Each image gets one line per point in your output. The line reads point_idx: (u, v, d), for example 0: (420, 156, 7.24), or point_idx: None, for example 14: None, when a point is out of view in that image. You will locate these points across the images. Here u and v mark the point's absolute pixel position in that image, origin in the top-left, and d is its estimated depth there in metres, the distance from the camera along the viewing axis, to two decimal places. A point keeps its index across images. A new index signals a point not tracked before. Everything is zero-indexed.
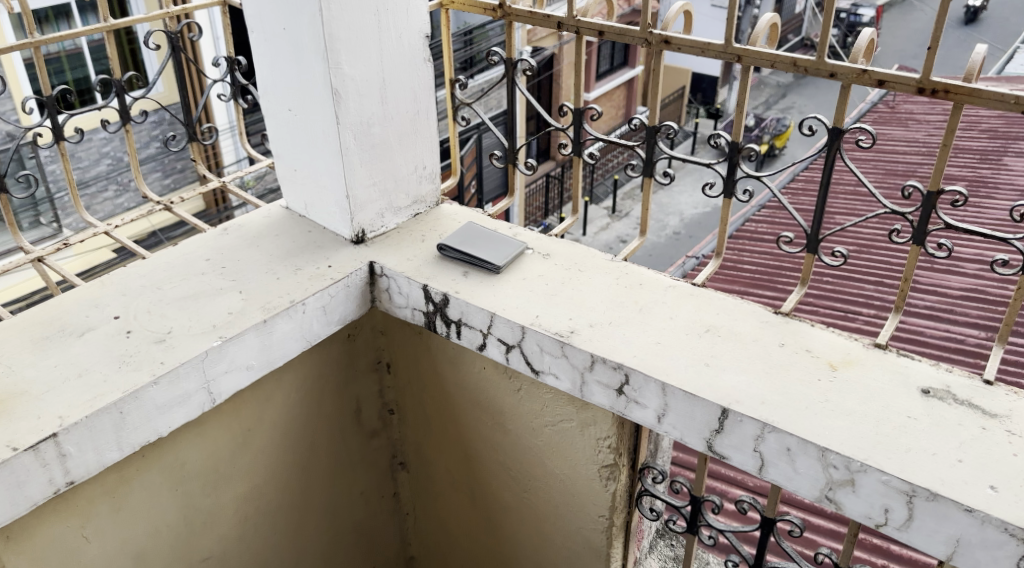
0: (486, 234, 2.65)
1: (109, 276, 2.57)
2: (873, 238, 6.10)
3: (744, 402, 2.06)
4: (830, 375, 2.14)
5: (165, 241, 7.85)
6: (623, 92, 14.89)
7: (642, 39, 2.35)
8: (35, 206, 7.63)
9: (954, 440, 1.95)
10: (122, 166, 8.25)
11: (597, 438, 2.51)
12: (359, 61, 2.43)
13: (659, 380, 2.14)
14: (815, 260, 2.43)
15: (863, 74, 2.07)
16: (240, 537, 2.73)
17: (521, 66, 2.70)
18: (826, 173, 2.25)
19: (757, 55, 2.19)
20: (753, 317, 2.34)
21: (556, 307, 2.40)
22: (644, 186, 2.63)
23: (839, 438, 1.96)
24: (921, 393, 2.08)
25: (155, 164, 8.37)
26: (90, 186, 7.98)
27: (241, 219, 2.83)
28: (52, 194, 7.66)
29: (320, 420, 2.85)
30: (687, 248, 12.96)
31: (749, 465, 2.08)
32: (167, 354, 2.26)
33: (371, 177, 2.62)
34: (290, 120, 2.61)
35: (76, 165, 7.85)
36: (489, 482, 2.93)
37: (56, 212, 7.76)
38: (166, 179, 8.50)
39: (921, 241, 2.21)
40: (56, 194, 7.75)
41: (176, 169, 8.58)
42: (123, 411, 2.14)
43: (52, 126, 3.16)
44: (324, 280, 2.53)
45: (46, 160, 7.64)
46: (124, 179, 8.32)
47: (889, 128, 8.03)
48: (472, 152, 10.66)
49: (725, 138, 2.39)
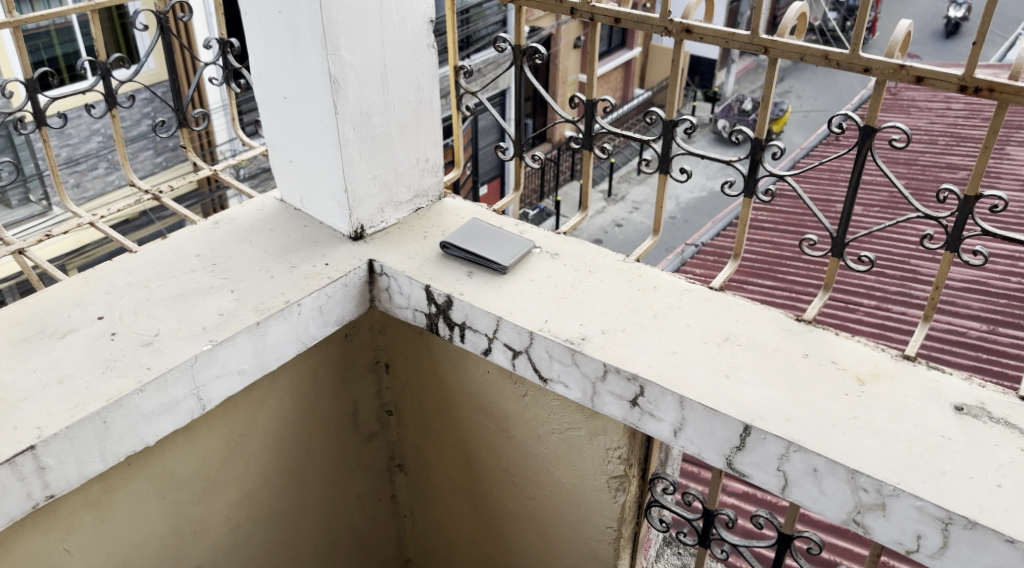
0: (490, 232, 2.52)
1: (94, 271, 2.43)
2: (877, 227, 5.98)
3: (768, 418, 1.94)
4: (857, 389, 2.02)
5: (156, 222, 7.69)
6: (621, 74, 14.70)
7: (661, 27, 2.21)
8: (25, 184, 7.44)
9: (992, 463, 1.84)
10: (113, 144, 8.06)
11: (607, 448, 2.39)
12: (359, 47, 2.29)
13: (677, 393, 2.02)
14: (839, 265, 2.30)
15: (900, 70, 1.95)
16: (231, 545, 2.61)
17: (531, 53, 2.55)
18: (855, 174, 2.12)
19: (785, 47, 2.05)
20: (774, 325, 2.21)
21: (566, 311, 2.27)
22: (658, 183, 2.49)
23: (870, 459, 1.84)
24: (954, 411, 1.96)
25: (147, 142, 8.18)
26: (81, 164, 7.81)
27: (232, 212, 2.69)
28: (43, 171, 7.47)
29: (316, 424, 2.72)
30: (683, 232, 12.85)
31: (771, 485, 1.96)
32: (154, 359, 2.12)
33: (371, 170, 2.48)
34: (285, 109, 2.47)
35: (66, 143, 7.66)
36: (491, 487, 2.81)
37: (45, 190, 7.58)
38: (159, 157, 8.30)
39: (954, 247, 2.09)
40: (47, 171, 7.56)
41: (169, 148, 8.39)
42: (106, 420, 2.01)
43: (34, 110, 2.98)
44: (321, 280, 2.40)
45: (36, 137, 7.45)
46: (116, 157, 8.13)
47: (891, 114, 7.90)
48: (468, 134, 10.50)
49: (746, 133, 2.26)
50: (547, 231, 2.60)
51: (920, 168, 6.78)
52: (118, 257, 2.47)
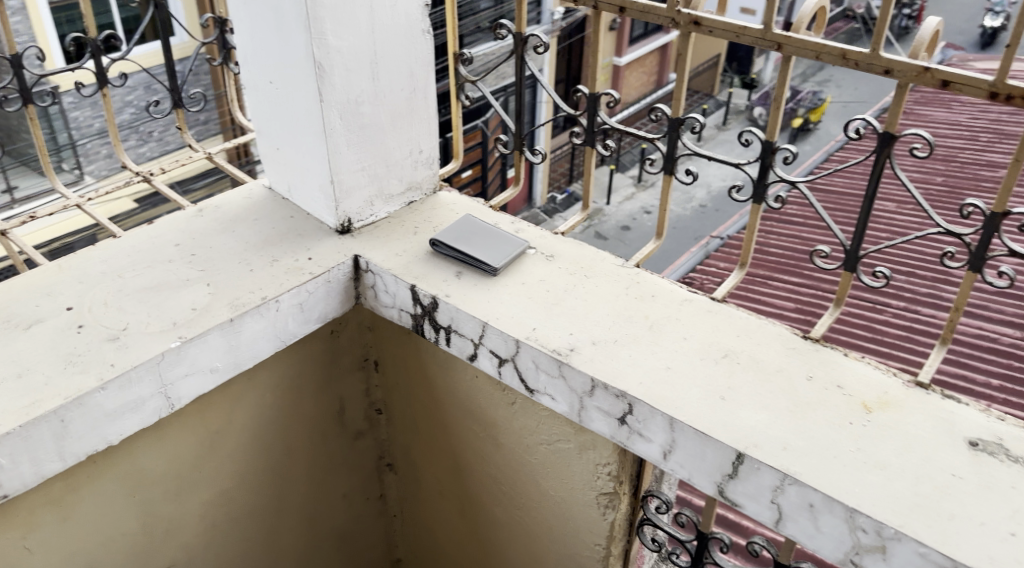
0: (483, 230, 2.38)
1: (70, 258, 2.33)
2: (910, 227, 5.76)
3: (763, 446, 1.80)
4: (863, 418, 1.87)
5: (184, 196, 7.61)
6: (657, 58, 14.40)
7: (669, 18, 2.06)
8: (58, 152, 7.37)
9: (1006, 508, 1.69)
10: (146, 115, 7.98)
11: (596, 463, 2.26)
12: (346, 31, 2.16)
13: (667, 413, 1.88)
14: (852, 281, 2.14)
15: (924, 73, 1.77)
16: (207, 545, 2.52)
17: (532, 42, 2.41)
18: (873, 184, 1.96)
19: (800, 43, 1.89)
20: (778, 343, 2.06)
21: (557, 320, 2.13)
22: (663, 185, 2.34)
23: (871, 497, 1.70)
24: (969, 446, 1.81)
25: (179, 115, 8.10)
26: (112, 135, 7.75)
27: (217, 200, 2.58)
28: (76, 140, 7.40)
29: (299, 422, 2.62)
30: (713, 222, 12.60)
31: (765, 517, 1.82)
32: (119, 356, 2.01)
33: (360, 161, 2.36)
34: (272, 94, 2.35)
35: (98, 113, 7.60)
36: (479, 494, 2.70)
37: (78, 159, 7.51)
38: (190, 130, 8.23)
39: (978, 267, 1.91)
40: (80, 140, 7.49)
41: (200, 121, 8.30)
42: (65, 419, 1.91)
43: (21, 88, 2.87)
44: (301, 275, 2.28)
45: (69, 106, 7.38)
46: (148, 129, 8.04)
47: (931, 109, 7.61)
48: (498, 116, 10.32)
49: (756, 136, 2.10)
50: (545, 231, 2.46)
51: (958, 165, 6.52)
52: (94, 244, 2.37)
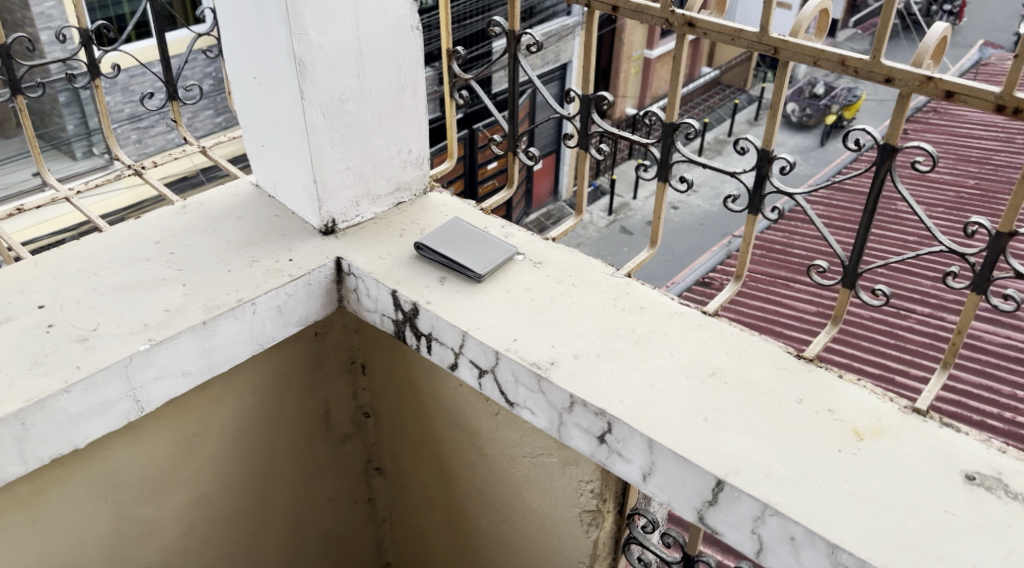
0: (470, 234, 2.30)
1: (48, 254, 2.28)
2: (938, 231, 5.59)
3: (745, 473, 1.71)
4: (853, 446, 1.77)
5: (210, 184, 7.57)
6: (688, 51, 14.19)
7: (663, 19, 1.97)
8: (88, 136, 7.34)
9: (1000, 550, 1.58)
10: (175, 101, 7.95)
11: (579, 480, 2.17)
12: (329, 27, 2.09)
13: (646, 434, 1.79)
14: (851, 298, 2.03)
15: (927, 83, 1.66)
16: (184, 548, 2.47)
17: (526, 40, 2.34)
18: (872, 198, 1.85)
19: (797, 48, 1.79)
20: (769, 362, 1.97)
21: (538, 331, 2.05)
22: (657, 193, 2.24)
23: (855, 533, 1.60)
24: (965, 480, 1.70)
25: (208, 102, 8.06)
26: (143, 120, 7.74)
27: (202, 196, 2.52)
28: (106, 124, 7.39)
29: (282, 425, 2.56)
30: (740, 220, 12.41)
31: (745, 547, 1.73)
32: (85, 357, 1.97)
33: (344, 161, 2.29)
34: (256, 90, 2.29)
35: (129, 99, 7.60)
36: (465, 503, 2.62)
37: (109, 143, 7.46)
38: (217, 117, 8.19)
39: (982, 290, 1.80)
40: (110, 125, 7.49)
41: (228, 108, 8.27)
42: (26, 422, 1.86)
43: (9, 78, 2.75)
44: (280, 277, 2.22)
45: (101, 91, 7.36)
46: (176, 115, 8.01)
47: (965, 108, 7.40)
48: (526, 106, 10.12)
49: (753, 143, 1.99)
50: (535, 236, 2.37)
51: (991, 169, 6.32)
52: (74, 239, 2.32)
